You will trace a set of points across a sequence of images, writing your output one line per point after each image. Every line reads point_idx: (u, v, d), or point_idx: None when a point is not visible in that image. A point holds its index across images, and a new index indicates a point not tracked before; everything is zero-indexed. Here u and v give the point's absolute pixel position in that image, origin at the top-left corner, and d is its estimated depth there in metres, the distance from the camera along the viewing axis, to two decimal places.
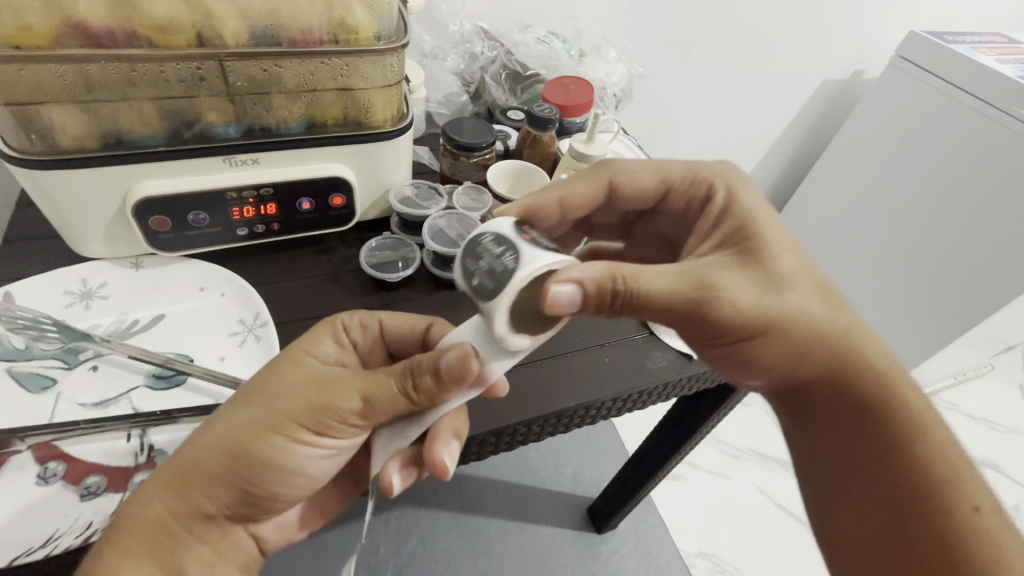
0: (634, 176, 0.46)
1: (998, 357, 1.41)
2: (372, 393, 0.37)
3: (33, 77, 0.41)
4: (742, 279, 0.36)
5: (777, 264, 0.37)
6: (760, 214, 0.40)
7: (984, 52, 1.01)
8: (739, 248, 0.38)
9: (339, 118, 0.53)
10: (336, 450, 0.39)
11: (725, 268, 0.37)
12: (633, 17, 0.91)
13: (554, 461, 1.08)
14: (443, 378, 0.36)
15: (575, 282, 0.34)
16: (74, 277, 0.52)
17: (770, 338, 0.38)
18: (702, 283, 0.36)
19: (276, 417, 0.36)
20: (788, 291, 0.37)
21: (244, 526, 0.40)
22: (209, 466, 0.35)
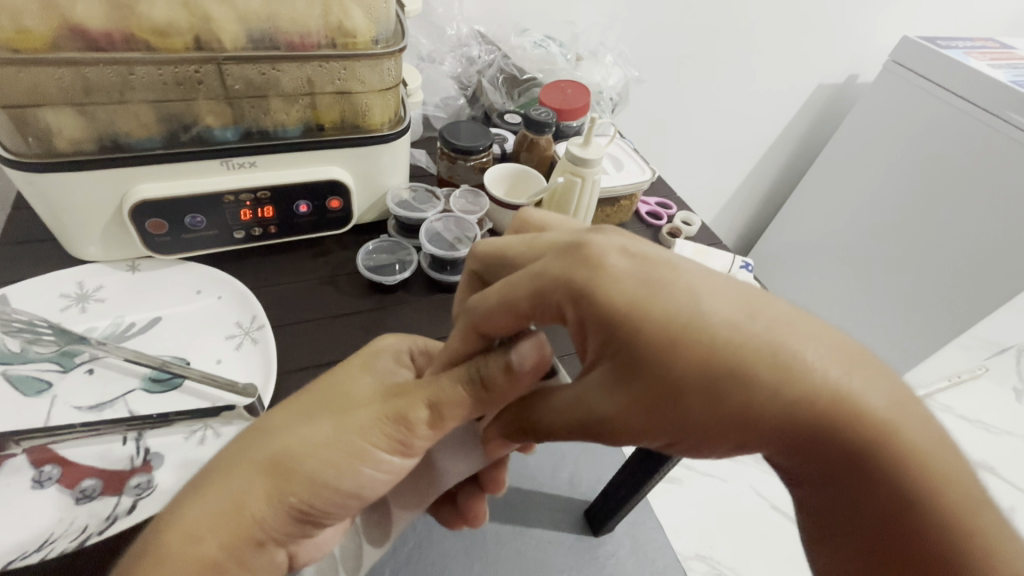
0: (486, 316, 0.33)
1: (992, 359, 1.43)
2: (446, 394, 0.35)
3: (31, 81, 0.41)
4: (622, 398, 0.29)
5: (662, 371, 0.27)
6: (639, 290, 0.28)
7: (977, 57, 1.02)
8: (615, 352, 0.28)
9: (336, 121, 0.53)
10: (398, 473, 0.37)
11: (605, 380, 0.29)
12: (629, 21, 0.92)
13: (551, 465, 1.06)
14: (516, 371, 0.33)
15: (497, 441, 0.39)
16: (69, 279, 0.52)
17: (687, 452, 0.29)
18: (584, 401, 0.30)
19: (348, 429, 0.35)
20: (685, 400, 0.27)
21: (288, 548, 0.37)
22: (264, 486, 0.33)
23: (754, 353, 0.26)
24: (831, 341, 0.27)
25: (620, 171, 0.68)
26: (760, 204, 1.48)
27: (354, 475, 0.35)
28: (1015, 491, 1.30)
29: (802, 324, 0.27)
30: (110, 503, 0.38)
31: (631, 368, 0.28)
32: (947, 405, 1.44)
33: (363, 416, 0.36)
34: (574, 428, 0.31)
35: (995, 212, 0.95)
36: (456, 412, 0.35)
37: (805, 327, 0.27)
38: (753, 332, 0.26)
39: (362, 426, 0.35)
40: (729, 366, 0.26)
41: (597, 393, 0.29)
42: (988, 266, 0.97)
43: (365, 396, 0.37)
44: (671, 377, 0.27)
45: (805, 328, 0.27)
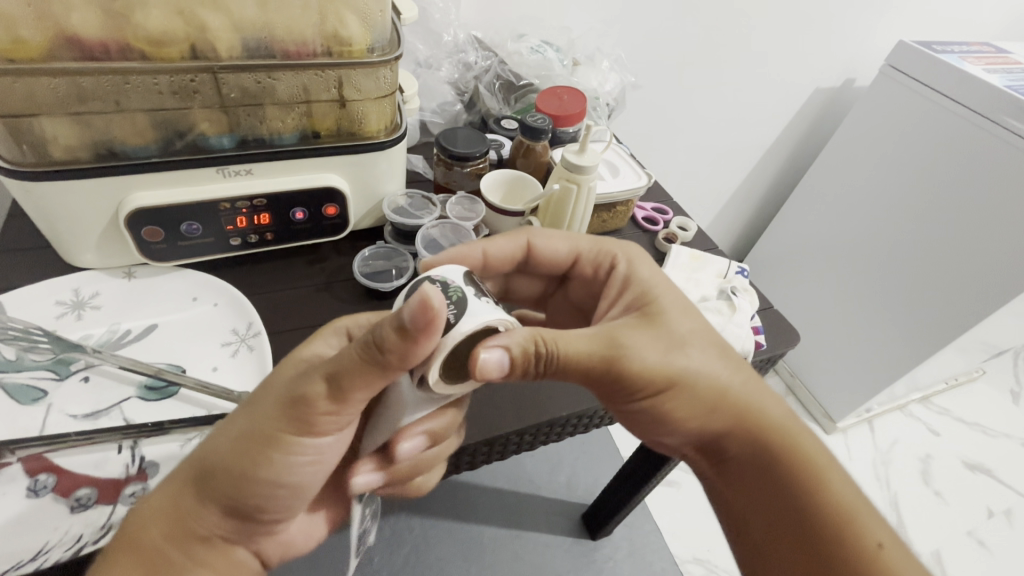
0: (550, 244, 0.50)
1: (989, 362, 1.44)
2: (337, 372, 0.34)
3: (26, 90, 0.41)
4: (648, 339, 0.41)
5: (673, 327, 0.42)
6: (659, 281, 0.45)
7: (972, 61, 1.03)
8: (644, 310, 0.43)
9: (332, 129, 0.53)
10: (320, 457, 0.38)
11: (632, 326, 0.41)
12: (626, 27, 0.92)
13: (549, 469, 1.08)
14: (409, 330, 0.32)
15: (502, 347, 0.36)
16: (66, 287, 0.52)
17: (677, 391, 0.41)
18: (614, 339, 0.40)
19: (256, 423, 0.36)
20: (688, 349, 0.42)
21: (247, 546, 0.40)
22: (188, 483, 0.36)
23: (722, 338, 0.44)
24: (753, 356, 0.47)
25: (616, 177, 0.68)
26: (757, 207, 1.48)
27: (271, 463, 0.36)
28: (1011, 493, 1.31)
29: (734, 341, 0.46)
30: (106, 512, 0.38)
31: (655, 321, 0.42)
32: (944, 407, 1.45)
33: (269, 405, 0.36)
34: (594, 360, 0.39)
35: (990, 216, 0.95)
36: (356, 385, 0.34)
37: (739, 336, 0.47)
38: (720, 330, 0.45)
39: (270, 416, 0.36)
40: (708, 338, 0.43)
41: (628, 329, 0.41)
42: (983, 270, 0.97)
43: (276, 382, 0.37)
44: (682, 333, 0.42)
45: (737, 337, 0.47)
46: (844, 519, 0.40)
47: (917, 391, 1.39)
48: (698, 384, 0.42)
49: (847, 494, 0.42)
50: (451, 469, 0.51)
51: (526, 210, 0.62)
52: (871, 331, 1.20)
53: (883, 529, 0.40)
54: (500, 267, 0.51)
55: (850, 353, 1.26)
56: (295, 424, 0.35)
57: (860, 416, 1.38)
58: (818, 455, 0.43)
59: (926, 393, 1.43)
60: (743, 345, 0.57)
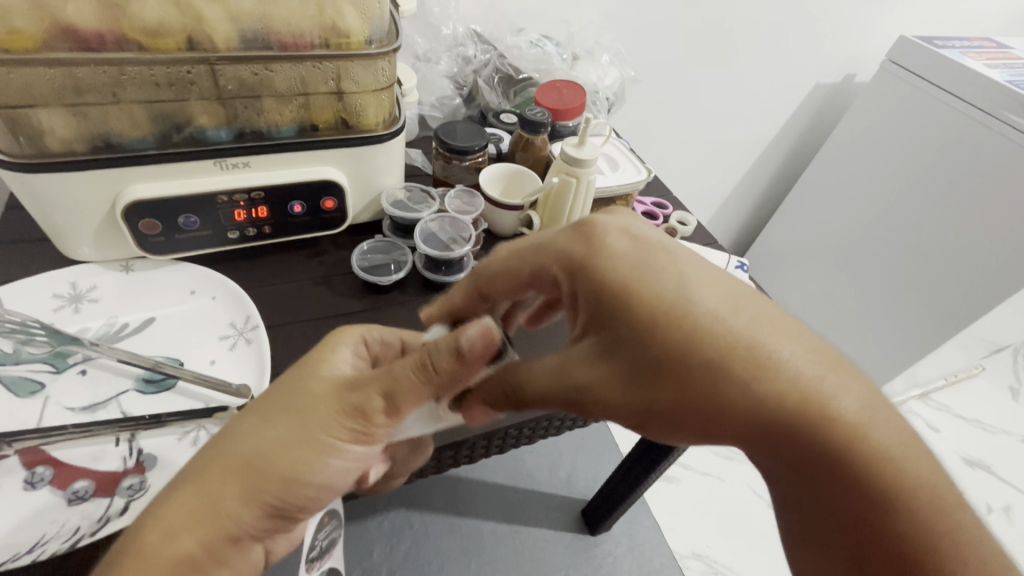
0: (490, 279, 0.41)
1: (988, 358, 1.44)
2: (398, 382, 0.36)
3: (23, 82, 0.41)
4: (605, 371, 0.33)
5: (648, 345, 0.32)
6: (630, 278, 0.33)
7: (973, 56, 1.02)
8: (604, 326, 0.34)
9: (330, 122, 0.53)
10: (368, 461, 0.38)
11: (590, 359, 0.34)
12: (627, 21, 0.92)
13: (548, 464, 1.08)
14: (466, 356, 0.35)
15: (479, 403, 0.39)
16: (63, 280, 0.52)
17: (655, 430, 0.33)
18: (566, 377, 0.34)
19: (308, 429, 0.36)
20: (664, 379, 0.32)
21: (263, 544, 0.38)
22: (233, 491, 0.35)
23: (723, 342, 0.31)
24: (806, 343, 0.32)
25: (616, 171, 0.68)
26: (757, 203, 1.48)
27: (322, 467, 0.36)
28: (1010, 489, 1.31)
29: (768, 322, 0.32)
30: (103, 505, 0.38)
31: (613, 346, 0.33)
32: (943, 404, 1.45)
33: (327, 406, 0.36)
34: (551, 398, 0.35)
35: (990, 211, 0.95)
36: (407, 400, 0.36)
37: (761, 314, 0.33)
38: (722, 323, 0.32)
39: (328, 419, 0.36)
40: (693, 351, 0.31)
41: (579, 362, 0.34)
42: (984, 266, 0.97)
43: (321, 389, 0.37)
44: (653, 358, 0.32)
45: (770, 313, 0.33)
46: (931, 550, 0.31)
47: (916, 387, 1.38)
48: (685, 422, 0.32)
49: (936, 525, 0.31)
50: (449, 464, 0.50)
51: (525, 204, 0.62)
52: (870, 326, 1.20)
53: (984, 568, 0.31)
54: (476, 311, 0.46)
55: (850, 349, 1.26)
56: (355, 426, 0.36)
57: None
58: (900, 481, 0.31)
59: (925, 389, 1.43)
60: None
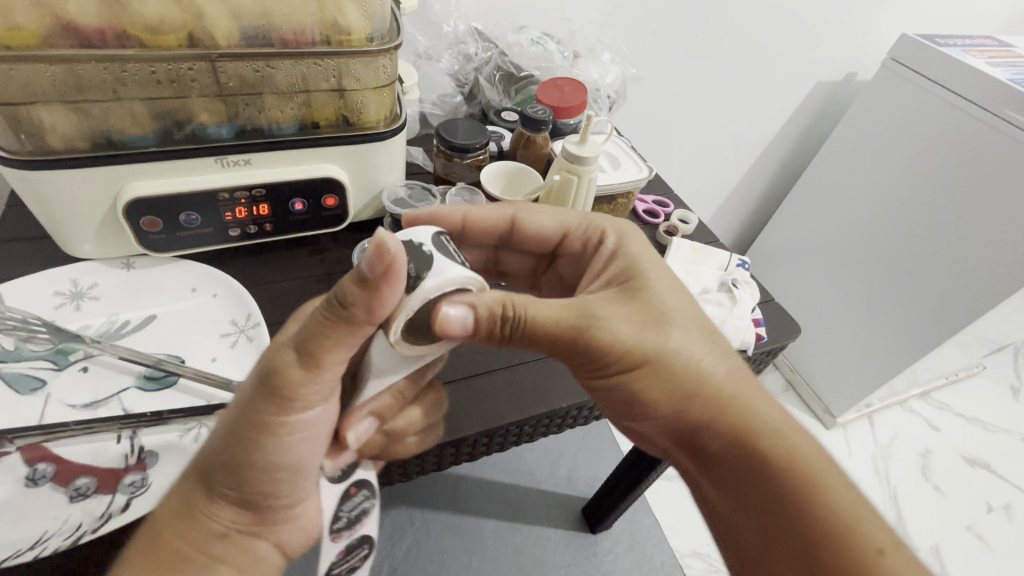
0: (536, 220, 0.49)
1: (989, 357, 1.44)
2: (303, 339, 0.34)
3: (23, 78, 0.41)
4: (624, 313, 0.39)
5: (660, 302, 0.41)
6: (649, 259, 0.43)
7: (976, 54, 1.02)
8: (624, 286, 0.42)
9: (331, 119, 0.53)
10: (309, 431, 0.37)
11: (611, 300, 0.40)
12: (629, 18, 0.91)
13: (549, 463, 1.08)
14: (369, 280, 0.31)
15: (467, 306, 0.35)
16: (64, 277, 0.52)
17: (652, 372, 0.39)
18: (587, 313, 0.38)
19: (236, 415, 0.36)
20: (669, 327, 0.40)
21: (266, 538, 0.40)
22: (190, 486, 0.37)
23: (707, 319, 0.42)
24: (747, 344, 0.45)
25: (617, 169, 0.68)
26: (758, 202, 1.48)
27: (260, 448, 0.36)
28: (1012, 488, 1.31)
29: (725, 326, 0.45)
30: (105, 501, 0.38)
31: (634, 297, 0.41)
32: (944, 403, 1.45)
33: (245, 390, 0.36)
34: (566, 327, 0.38)
35: (991, 210, 0.95)
36: (328, 347, 0.34)
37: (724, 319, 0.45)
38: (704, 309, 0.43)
39: (247, 403, 0.36)
40: (690, 317, 0.41)
41: (603, 303, 0.40)
42: (984, 265, 0.97)
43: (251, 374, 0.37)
44: (666, 311, 0.41)
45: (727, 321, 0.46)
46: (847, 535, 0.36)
47: (917, 386, 1.38)
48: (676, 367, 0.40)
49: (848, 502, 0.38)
50: (450, 462, 0.50)
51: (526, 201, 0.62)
52: (870, 325, 1.20)
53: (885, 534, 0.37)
54: (478, 238, 0.50)
55: (851, 347, 1.26)
56: (273, 405, 0.35)
57: (861, 412, 1.37)
58: (816, 456, 0.39)
59: (926, 388, 1.43)
60: (743, 336, 0.57)
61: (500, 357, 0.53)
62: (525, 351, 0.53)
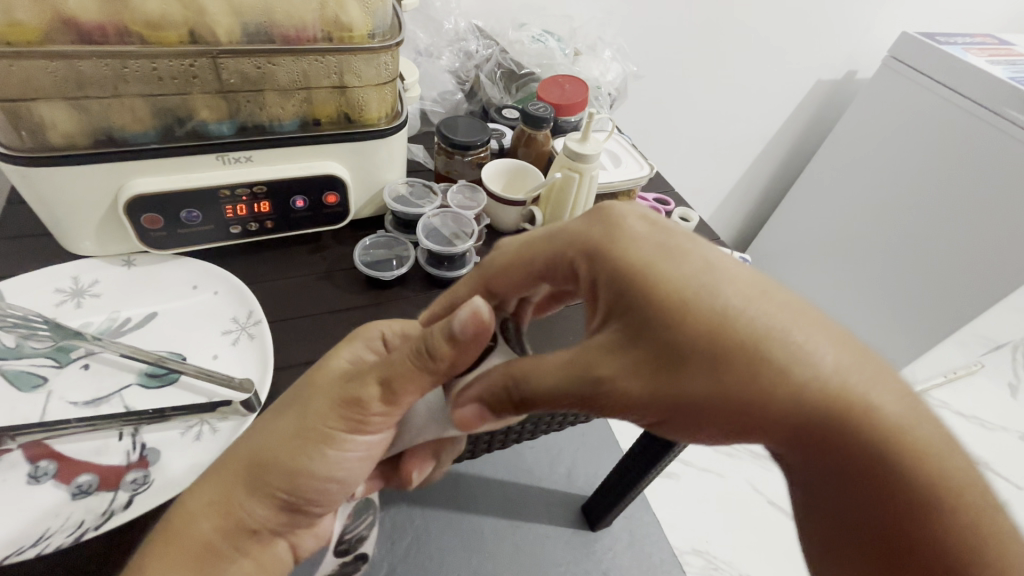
0: (499, 272, 0.39)
1: (987, 356, 1.45)
2: (389, 374, 0.35)
3: (24, 74, 0.41)
4: (630, 361, 0.30)
5: (681, 333, 0.29)
6: (651, 256, 0.31)
7: (976, 53, 1.02)
8: (628, 316, 0.31)
9: (333, 116, 0.53)
10: (369, 451, 0.38)
11: (611, 346, 0.31)
12: (629, 16, 0.91)
13: (549, 460, 1.08)
14: (459, 339, 0.33)
15: (473, 400, 0.34)
16: (65, 275, 0.51)
17: (680, 427, 0.30)
18: (589, 372, 0.31)
19: (308, 422, 0.36)
20: (688, 370, 0.29)
21: (286, 538, 0.41)
22: (236, 478, 0.36)
23: (762, 329, 0.28)
24: (842, 342, 0.29)
25: (618, 167, 0.68)
26: (758, 200, 1.48)
27: (321, 459, 0.37)
28: (1008, 486, 1.31)
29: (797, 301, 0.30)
30: (107, 499, 0.38)
31: (639, 332, 0.30)
32: (942, 401, 1.45)
33: (321, 399, 0.36)
34: (565, 395, 0.31)
35: (992, 209, 0.95)
36: (405, 387, 0.35)
37: (813, 318, 0.29)
38: (758, 310, 0.29)
39: (321, 412, 0.36)
40: (728, 342, 0.28)
41: (601, 355, 0.31)
42: (985, 264, 0.97)
43: (324, 380, 0.37)
44: (679, 345, 0.29)
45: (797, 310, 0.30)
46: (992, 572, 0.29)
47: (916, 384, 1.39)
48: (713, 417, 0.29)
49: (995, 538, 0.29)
50: (451, 459, 0.50)
51: (527, 199, 0.62)
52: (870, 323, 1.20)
53: None
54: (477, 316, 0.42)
55: None
56: (346, 418, 0.36)
57: None
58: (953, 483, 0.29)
59: (925, 387, 1.43)
60: None
61: None
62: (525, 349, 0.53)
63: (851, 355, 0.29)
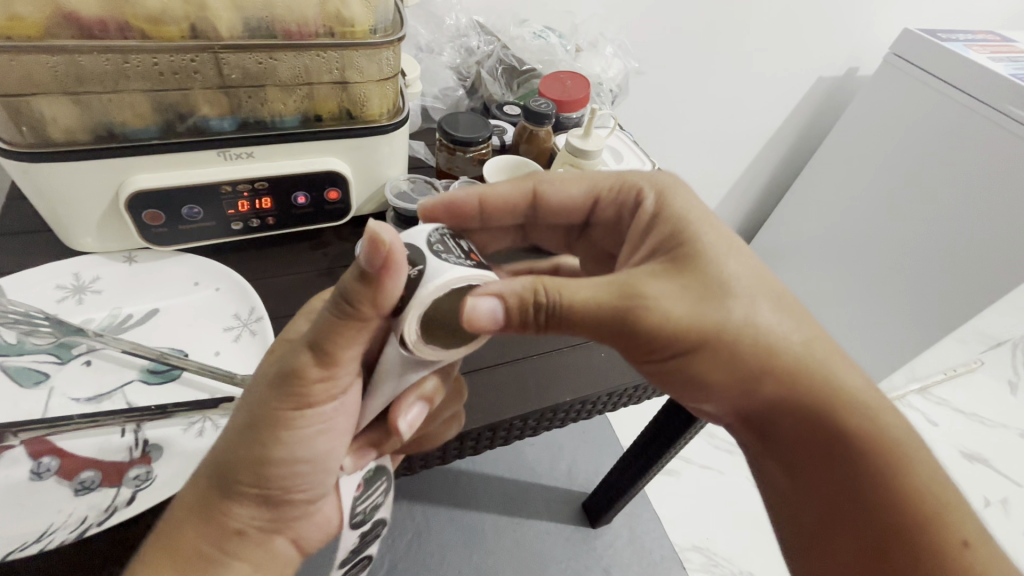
0: (560, 185, 0.46)
1: (987, 353, 1.45)
2: (319, 344, 0.33)
3: (25, 69, 0.41)
4: (673, 288, 0.36)
5: (718, 270, 0.37)
6: (696, 218, 0.39)
7: (978, 50, 1.02)
8: (673, 255, 0.38)
9: (334, 112, 0.52)
10: (325, 424, 0.37)
11: (655, 275, 0.37)
12: (631, 13, 0.91)
13: (549, 457, 1.08)
14: (371, 274, 0.31)
15: (495, 296, 0.34)
16: (66, 271, 0.51)
17: (707, 354, 0.37)
18: (631, 291, 0.35)
19: (252, 409, 0.36)
20: (728, 299, 0.36)
21: (284, 535, 0.41)
22: (206, 481, 0.36)
23: (779, 289, 0.39)
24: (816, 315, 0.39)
25: (620, 164, 0.68)
26: (759, 197, 1.48)
27: (279, 443, 0.36)
28: (1007, 483, 1.32)
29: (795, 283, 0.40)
30: (110, 495, 0.38)
31: (686, 266, 0.37)
32: (942, 398, 1.46)
33: (261, 386, 0.36)
34: (602, 318, 0.35)
35: (993, 206, 0.95)
36: (341, 345, 0.33)
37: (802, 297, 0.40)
38: (774, 280, 0.39)
39: (263, 399, 0.36)
40: (755, 291, 0.37)
41: (646, 278, 0.36)
42: (986, 261, 0.97)
43: (264, 367, 0.37)
44: (721, 281, 0.37)
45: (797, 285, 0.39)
46: (912, 499, 0.37)
47: (916, 381, 1.39)
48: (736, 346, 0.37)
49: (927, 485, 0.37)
50: (453, 456, 0.50)
51: None
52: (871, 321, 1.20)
53: (969, 525, 0.37)
54: (499, 218, 0.47)
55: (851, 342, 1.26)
56: (287, 398, 0.35)
57: None
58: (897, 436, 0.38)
59: (925, 384, 1.43)
60: None
61: (502, 352, 0.53)
62: (526, 347, 0.53)
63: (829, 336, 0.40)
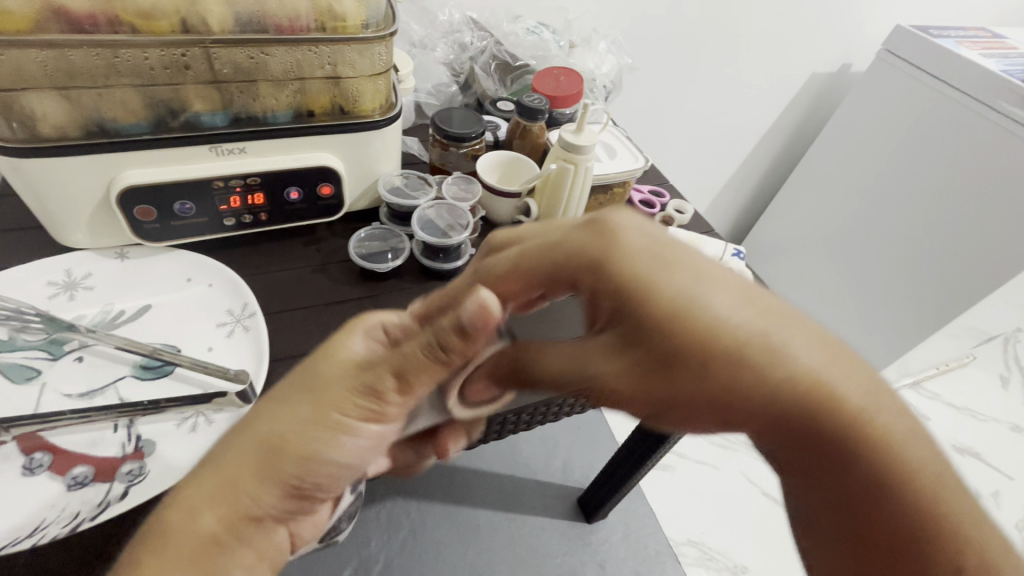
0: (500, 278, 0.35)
1: (979, 348, 1.46)
2: (408, 362, 0.34)
3: (14, 64, 0.40)
4: (619, 363, 0.31)
5: (660, 337, 0.29)
6: (644, 262, 0.30)
7: (969, 46, 1.02)
8: (620, 320, 0.30)
9: (327, 107, 0.52)
10: (378, 439, 0.36)
11: (607, 347, 0.32)
12: (625, 9, 0.91)
13: (545, 453, 1.09)
14: (470, 333, 0.31)
15: (485, 381, 0.37)
16: (57, 268, 0.51)
17: (668, 423, 0.31)
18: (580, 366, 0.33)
19: (324, 407, 0.35)
20: (679, 371, 0.28)
21: (287, 528, 0.39)
22: (243, 462, 0.34)
23: (747, 339, 0.28)
24: (818, 336, 0.28)
25: (613, 159, 0.68)
26: (752, 194, 1.49)
27: (335, 444, 0.35)
28: (997, 475, 1.33)
29: (780, 304, 0.29)
30: (103, 490, 0.38)
31: (629, 336, 0.30)
32: (934, 392, 1.47)
33: (340, 385, 0.35)
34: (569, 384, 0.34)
35: (984, 201, 0.96)
36: (419, 378, 0.34)
37: (799, 320, 0.29)
38: (747, 319, 0.28)
39: (336, 398, 0.35)
40: (715, 345, 0.28)
41: (597, 355, 0.32)
42: (978, 256, 0.98)
43: (336, 366, 0.36)
44: (669, 351, 0.28)
45: (778, 313, 0.29)
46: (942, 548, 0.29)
47: (909, 375, 1.40)
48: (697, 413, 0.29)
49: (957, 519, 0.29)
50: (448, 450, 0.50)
51: (523, 191, 0.62)
52: (863, 316, 1.21)
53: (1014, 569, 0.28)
54: None
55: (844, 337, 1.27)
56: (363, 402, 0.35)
57: None
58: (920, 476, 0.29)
59: (917, 378, 1.44)
60: None
61: None
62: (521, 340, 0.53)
63: (840, 368, 0.28)
